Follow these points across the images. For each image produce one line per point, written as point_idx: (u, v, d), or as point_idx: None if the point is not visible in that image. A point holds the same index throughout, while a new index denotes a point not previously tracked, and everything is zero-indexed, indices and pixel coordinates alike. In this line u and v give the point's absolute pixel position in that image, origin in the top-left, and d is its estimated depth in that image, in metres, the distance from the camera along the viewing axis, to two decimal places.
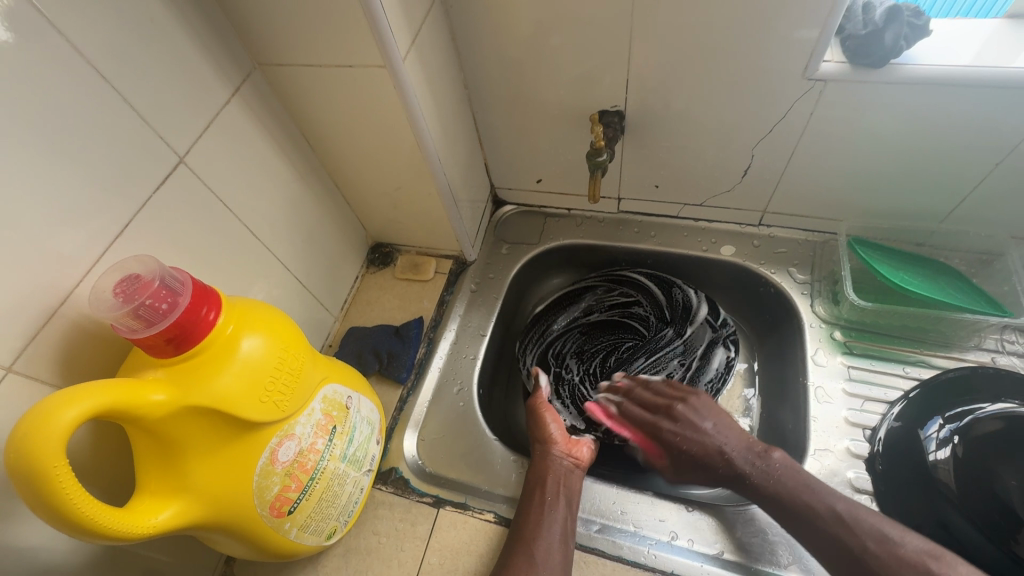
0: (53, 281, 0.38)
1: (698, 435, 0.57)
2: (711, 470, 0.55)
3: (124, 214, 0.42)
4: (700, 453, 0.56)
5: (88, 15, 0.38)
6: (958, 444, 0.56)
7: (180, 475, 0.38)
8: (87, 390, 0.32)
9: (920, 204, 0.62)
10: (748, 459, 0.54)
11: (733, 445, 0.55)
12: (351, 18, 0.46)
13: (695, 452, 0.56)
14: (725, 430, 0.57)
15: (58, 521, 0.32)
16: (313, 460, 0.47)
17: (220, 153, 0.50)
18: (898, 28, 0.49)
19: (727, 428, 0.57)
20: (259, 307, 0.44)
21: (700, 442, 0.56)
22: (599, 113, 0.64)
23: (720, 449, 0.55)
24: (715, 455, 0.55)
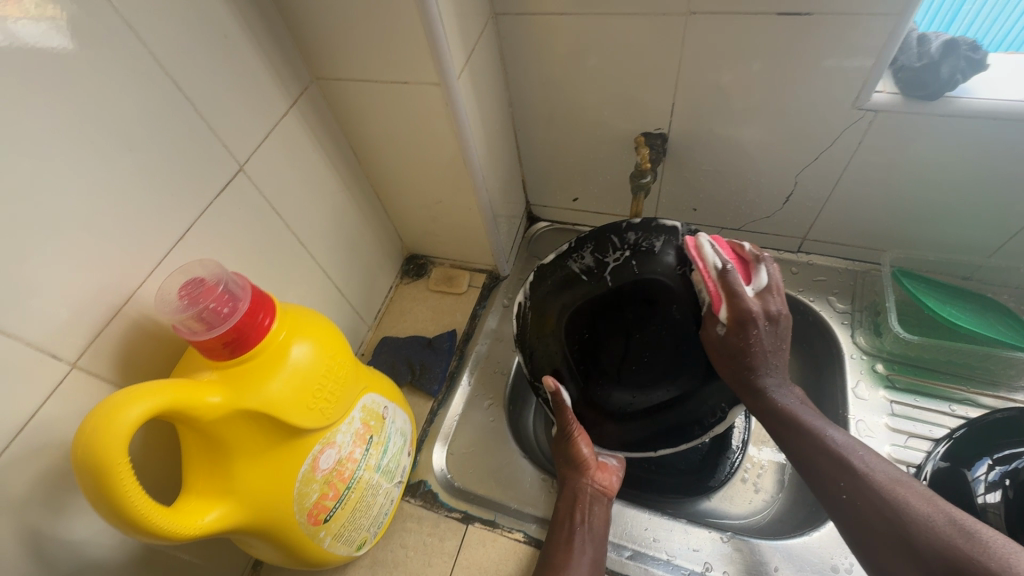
0: (120, 281, 0.39)
1: (764, 344, 0.48)
2: (749, 370, 0.49)
3: (186, 220, 0.44)
4: (755, 354, 0.48)
5: (165, 27, 0.39)
6: (1009, 487, 0.51)
7: (227, 478, 0.39)
8: (149, 389, 0.33)
9: (968, 238, 0.61)
10: (772, 368, 0.49)
11: (773, 360, 0.49)
12: (412, 37, 0.47)
13: (752, 353, 0.48)
14: (778, 347, 0.49)
15: (115, 519, 0.32)
16: (350, 469, 0.47)
17: (275, 162, 0.52)
18: (955, 61, 0.49)
19: (777, 346, 0.49)
20: (309, 314, 0.45)
21: (760, 348, 0.48)
22: (643, 135, 0.64)
23: (768, 361, 0.49)
24: (763, 376, 0.49)
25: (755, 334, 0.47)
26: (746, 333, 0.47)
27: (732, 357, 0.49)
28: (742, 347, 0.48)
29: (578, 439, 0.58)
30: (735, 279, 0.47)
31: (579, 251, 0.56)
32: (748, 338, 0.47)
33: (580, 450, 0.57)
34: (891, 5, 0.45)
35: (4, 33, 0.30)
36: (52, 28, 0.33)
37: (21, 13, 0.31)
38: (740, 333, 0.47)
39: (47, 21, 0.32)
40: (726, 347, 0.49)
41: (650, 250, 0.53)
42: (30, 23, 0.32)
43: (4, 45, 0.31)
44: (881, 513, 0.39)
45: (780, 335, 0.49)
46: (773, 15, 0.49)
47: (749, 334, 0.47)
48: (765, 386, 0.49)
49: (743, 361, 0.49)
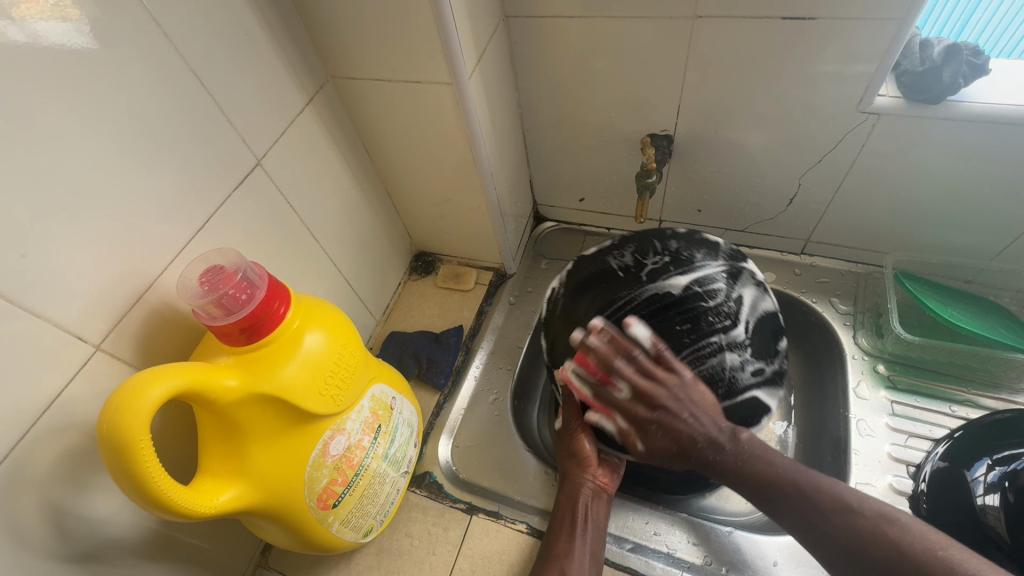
0: (143, 268, 0.41)
1: (678, 421, 0.47)
2: (687, 457, 0.48)
3: (206, 211, 0.45)
4: (677, 442, 0.48)
5: (191, 26, 0.41)
6: (1008, 490, 0.51)
7: (241, 460, 0.40)
8: (170, 371, 0.34)
9: (971, 241, 0.62)
10: (716, 443, 0.47)
11: (709, 430, 0.47)
12: (425, 37, 0.48)
13: (672, 446, 0.48)
14: (709, 410, 0.48)
15: (136, 494, 0.34)
16: (359, 456, 0.48)
17: (290, 158, 0.53)
18: (957, 66, 0.50)
19: (710, 409, 0.48)
20: (322, 304, 0.46)
21: (675, 435, 0.47)
22: (649, 136, 0.65)
23: (694, 435, 0.47)
24: (710, 451, 0.47)
25: (654, 426, 0.48)
26: (647, 431, 0.48)
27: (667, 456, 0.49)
28: (662, 444, 0.48)
29: (581, 434, 0.57)
30: (608, 388, 0.50)
31: (619, 249, 0.58)
32: (655, 438, 0.48)
33: (583, 446, 0.57)
34: (893, 12, 0.46)
35: (27, 33, 0.32)
36: (76, 27, 0.34)
37: (43, 13, 0.32)
38: (645, 437, 0.49)
39: (70, 19, 0.34)
40: (652, 452, 0.49)
41: (689, 258, 0.55)
42: (51, 23, 0.33)
43: (27, 44, 0.32)
44: (817, 513, 0.44)
45: (699, 398, 0.48)
46: (777, 20, 0.50)
47: (651, 430, 0.48)
48: (716, 462, 0.47)
49: (678, 454, 0.48)
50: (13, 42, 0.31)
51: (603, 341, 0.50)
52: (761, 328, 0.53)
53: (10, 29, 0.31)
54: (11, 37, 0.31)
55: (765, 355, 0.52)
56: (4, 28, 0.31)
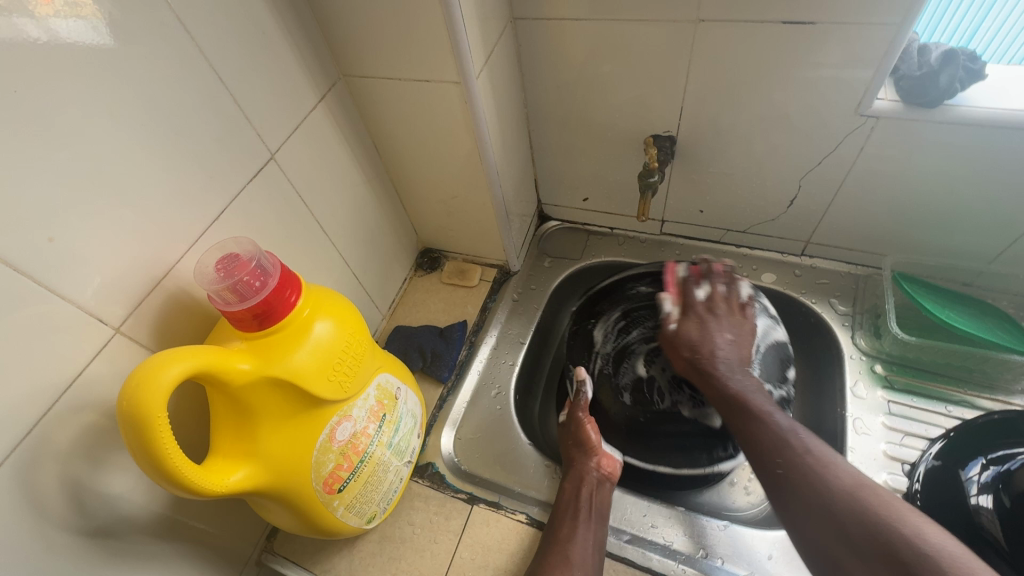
0: (160, 255, 0.42)
1: (717, 332, 0.57)
2: (700, 359, 0.56)
3: (220, 203, 0.47)
4: (706, 350, 0.56)
5: (210, 25, 0.42)
6: (1002, 492, 0.51)
7: (252, 442, 0.41)
8: (187, 352, 0.36)
9: (969, 244, 0.63)
10: (733, 367, 0.54)
11: (727, 352, 0.56)
12: (435, 37, 0.50)
13: (697, 337, 0.57)
14: (725, 338, 0.57)
15: (153, 469, 0.35)
16: (364, 443, 0.50)
17: (303, 153, 0.55)
18: (953, 70, 0.51)
19: (731, 338, 0.57)
20: (331, 294, 0.47)
21: (707, 334, 0.57)
22: (652, 137, 0.66)
23: (722, 351, 0.55)
24: (719, 363, 0.54)
25: (699, 318, 0.59)
26: (693, 319, 0.59)
27: (676, 349, 0.58)
28: (691, 340, 0.57)
29: (586, 423, 0.62)
30: (691, 286, 0.62)
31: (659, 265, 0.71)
32: (694, 330, 0.58)
33: (589, 433, 0.61)
34: (891, 15, 0.47)
35: (47, 32, 0.33)
36: (90, 23, 0.35)
37: (63, 11, 0.33)
38: (683, 322, 0.59)
39: (85, 17, 0.35)
40: (674, 338, 0.59)
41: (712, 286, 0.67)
42: (68, 20, 0.34)
43: (48, 42, 0.33)
44: (822, 496, 0.41)
45: (744, 333, 0.58)
46: (778, 24, 0.51)
47: (692, 324, 0.58)
48: (719, 370, 0.54)
49: (695, 354, 0.56)
50: (33, 40, 0.32)
51: (722, 267, 0.64)
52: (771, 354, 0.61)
53: (31, 27, 0.32)
54: (31, 35, 0.32)
55: (772, 379, 0.60)
56: (25, 26, 0.32)
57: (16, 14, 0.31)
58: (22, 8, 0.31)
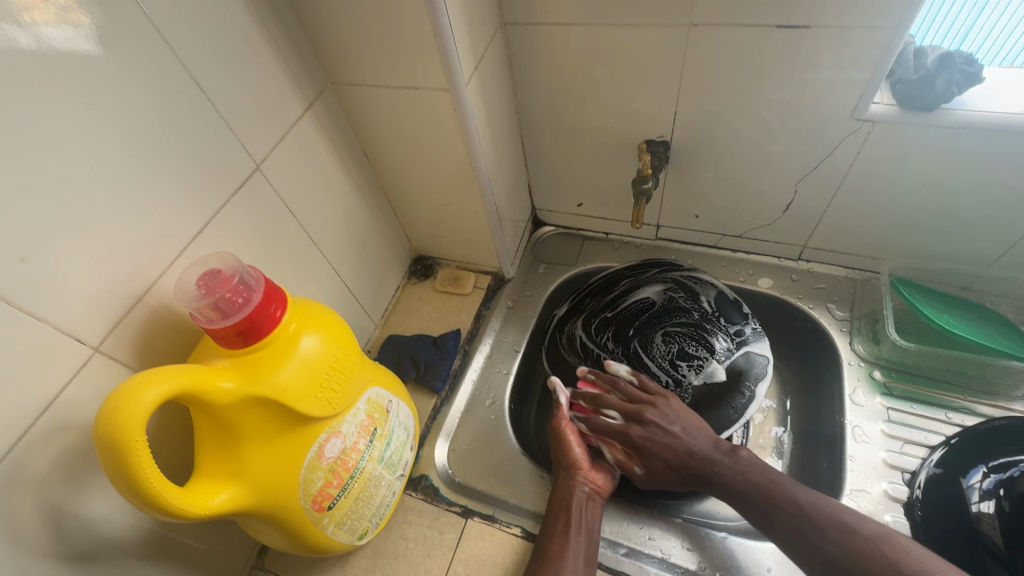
0: (141, 271, 0.41)
1: (667, 435, 0.56)
2: (686, 467, 0.54)
3: (204, 216, 0.46)
4: (690, 460, 0.54)
5: (191, 34, 0.42)
6: (1003, 498, 0.52)
7: (236, 462, 0.40)
8: (166, 372, 0.35)
9: (968, 248, 0.62)
10: (715, 456, 0.54)
11: (700, 444, 0.55)
12: (423, 45, 0.49)
13: (667, 458, 0.55)
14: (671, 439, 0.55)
15: (132, 494, 0.34)
16: (354, 459, 0.49)
17: (290, 163, 0.54)
18: (950, 74, 0.50)
19: (684, 423, 0.56)
20: (319, 308, 0.46)
21: (668, 445, 0.55)
22: (645, 142, 0.66)
23: (690, 444, 0.55)
24: (688, 459, 0.54)
25: (648, 443, 0.56)
26: (644, 451, 0.56)
27: (672, 477, 0.55)
28: (668, 465, 0.55)
29: (566, 430, 0.60)
30: (602, 403, 0.61)
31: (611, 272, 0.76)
32: (657, 452, 0.56)
33: (568, 440, 0.59)
34: (886, 19, 0.46)
35: (36, 39, 0.33)
36: (78, 32, 0.35)
37: (55, 18, 0.33)
38: (644, 459, 0.56)
39: (74, 23, 0.35)
40: (651, 475, 0.56)
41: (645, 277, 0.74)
42: (57, 28, 0.34)
43: (37, 49, 0.33)
44: (842, 545, 0.44)
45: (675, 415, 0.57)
46: (771, 28, 0.50)
47: (647, 452, 0.56)
48: (716, 473, 0.53)
49: (682, 468, 0.54)
50: (22, 47, 0.32)
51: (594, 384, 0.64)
52: (723, 307, 0.70)
53: (20, 35, 0.32)
54: (20, 43, 0.32)
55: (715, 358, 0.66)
56: (13, 33, 0.32)
57: (6, 23, 0.31)
58: (9, 15, 0.31)
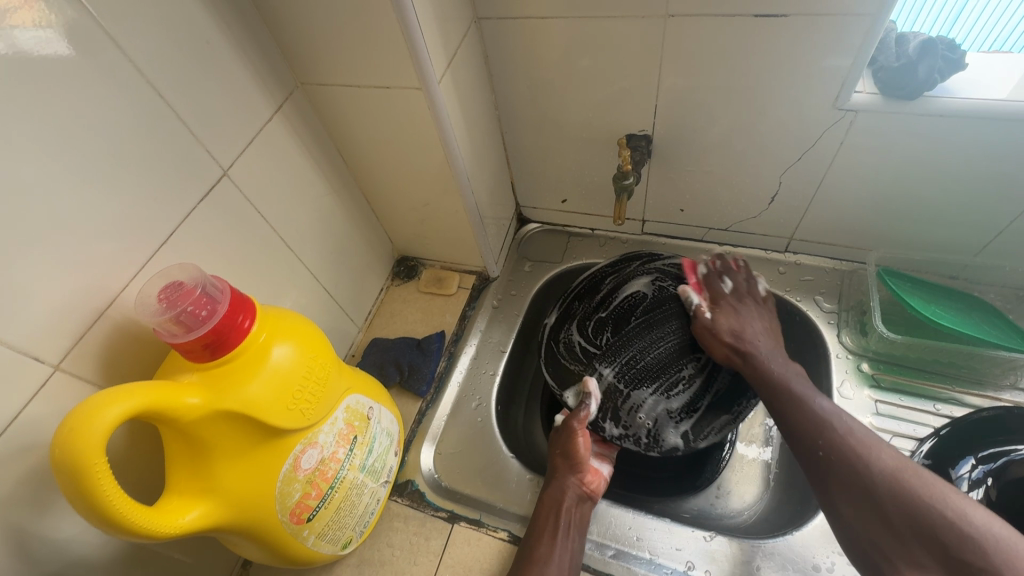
0: (102, 285, 0.40)
1: (748, 318, 0.61)
2: (739, 347, 0.58)
3: (169, 225, 0.45)
4: (747, 343, 0.58)
5: (146, 37, 0.40)
6: (991, 487, 0.54)
7: (208, 478, 0.39)
8: (127, 391, 0.34)
9: (954, 237, 0.61)
10: (772, 354, 0.58)
11: (765, 344, 0.59)
12: (392, 43, 0.48)
13: (736, 322, 0.60)
14: (756, 326, 0.61)
15: (95, 517, 0.33)
16: (334, 469, 0.48)
17: (260, 168, 0.53)
18: (933, 61, 0.49)
19: (761, 322, 0.61)
20: (290, 316, 0.45)
21: (744, 321, 0.60)
22: (627, 137, 0.64)
23: (759, 339, 0.59)
24: (747, 335, 0.59)
25: (731, 310, 0.62)
26: (726, 307, 0.62)
27: (733, 340, 0.59)
28: (731, 329, 0.60)
29: (577, 433, 0.60)
30: (715, 280, 0.66)
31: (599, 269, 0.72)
32: (732, 319, 0.61)
33: (577, 445, 0.59)
34: (868, 5, 0.45)
35: (10, 44, 0.33)
36: (54, 33, 0.35)
37: (31, 21, 0.33)
38: (718, 310, 0.62)
39: (50, 28, 0.34)
40: (712, 323, 0.61)
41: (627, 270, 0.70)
42: (32, 31, 0.33)
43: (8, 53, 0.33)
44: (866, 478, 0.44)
45: (770, 322, 0.62)
46: (751, 17, 0.49)
47: (727, 309, 0.62)
48: (761, 359, 0.57)
49: (736, 343, 0.59)
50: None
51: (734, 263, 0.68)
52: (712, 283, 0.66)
53: None
54: None
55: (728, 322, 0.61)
56: None
57: None
58: None
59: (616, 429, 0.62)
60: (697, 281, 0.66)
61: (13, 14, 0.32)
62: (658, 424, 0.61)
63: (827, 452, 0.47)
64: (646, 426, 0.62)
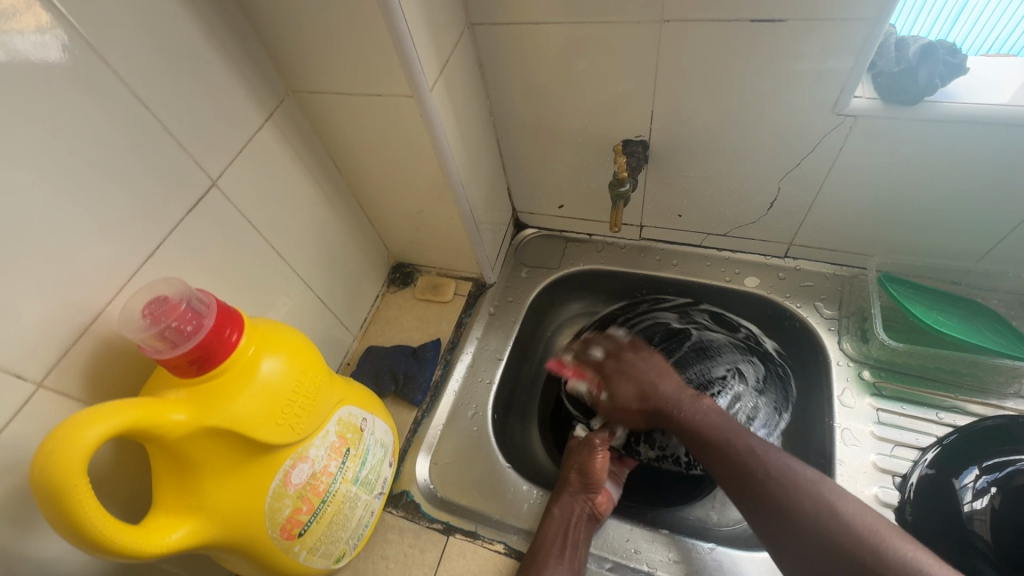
0: (87, 299, 0.39)
1: (640, 369, 0.60)
2: (649, 399, 0.57)
3: (155, 237, 0.44)
4: (658, 398, 0.57)
5: (131, 47, 0.39)
6: (996, 495, 0.52)
7: (195, 495, 0.39)
8: (109, 410, 0.33)
9: (956, 243, 0.60)
10: (680, 397, 0.56)
11: (669, 386, 0.57)
12: (382, 51, 0.47)
13: (632, 387, 0.59)
14: (634, 382, 0.59)
15: (77, 538, 0.32)
16: (325, 482, 0.47)
17: (250, 177, 0.52)
18: (933, 66, 0.48)
19: (658, 368, 0.59)
20: (280, 328, 0.44)
21: (637, 378, 0.59)
22: (623, 142, 0.64)
23: (665, 386, 0.57)
24: (649, 391, 0.58)
25: (617, 371, 0.61)
26: (613, 376, 0.61)
27: (642, 404, 0.58)
28: (625, 400, 0.59)
29: (598, 454, 0.59)
30: (594, 345, 0.66)
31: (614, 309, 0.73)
32: (618, 382, 0.60)
33: (596, 464, 0.57)
34: (865, 10, 0.44)
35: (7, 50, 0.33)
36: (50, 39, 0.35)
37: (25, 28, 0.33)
38: (608, 385, 0.61)
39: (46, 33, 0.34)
40: (613, 400, 0.60)
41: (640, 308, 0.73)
42: (29, 37, 0.33)
43: (5, 62, 0.33)
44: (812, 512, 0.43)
45: (659, 364, 0.60)
46: (746, 22, 0.48)
47: (615, 378, 0.61)
48: (676, 408, 0.55)
49: (647, 399, 0.57)
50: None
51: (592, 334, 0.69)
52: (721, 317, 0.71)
53: None
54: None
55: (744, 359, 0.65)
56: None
57: None
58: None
59: (652, 451, 0.62)
60: (573, 368, 0.65)
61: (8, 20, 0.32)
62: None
63: (768, 473, 0.47)
64: (683, 446, 0.62)
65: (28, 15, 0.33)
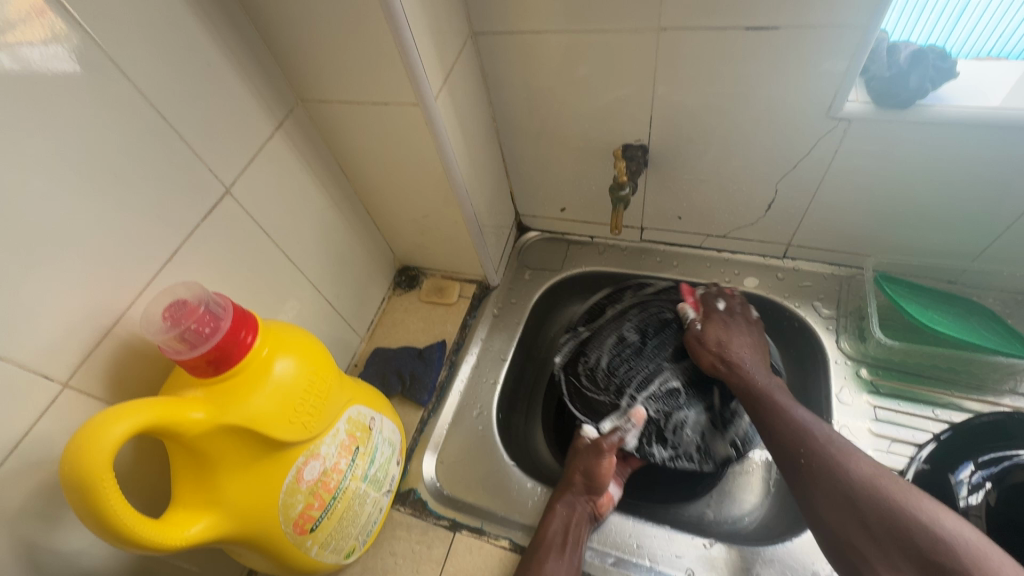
0: (108, 303, 0.41)
1: (736, 333, 0.65)
2: (723, 357, 0.63)
3: (172, 244, 0.46)
4: (733, 356, 0.62)
5: (148, 61, 0.41)
6: (991, 491, 0.54)
7: (212, 490, 0.40)
8: (133, 408, 0.35)
9: (952, 243, 0.61)
10: (755, 368, 0.61)
11: (750, 359, 0.62)
12: (390, 62, 0.49)
13: (722, 337, 0.64)
14: (749, 348, 0.63)
15: (102, 530, 0.34)
16: (336, 479, 0.48)
17: (261, 184, 0.54)
18: (924, 70, 0.50)
19: (753, 344, 0.64)
20: (292, 330, 0.46)
21: (731, 333, 0.64)
22: (623, 147, 0.65)
23: (747, 355, 0.62)
24: (731, 351, 0.63)
25: (715, 324, 0.66)
26: (715, 318, 0.66)
27: (716, 352, 0.64)
28: (711, 342, 0.64)
29: (604, 457, 0.60)
30: (713, 298, 0.69)
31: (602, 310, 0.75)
32: (715, 334, 0.65)
33: (603, 468, 0.59)
34: (857, 18, 0.46)
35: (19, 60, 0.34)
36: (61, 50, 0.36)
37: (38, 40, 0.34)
38: (706, 320, 0.66)
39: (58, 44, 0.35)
40: (699, 336, 0.66)
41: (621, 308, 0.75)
42: (41, 47, 0.35)
43: (17, 71, 0.34)
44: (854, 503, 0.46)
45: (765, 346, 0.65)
46: (743, 30, 0.50)
47: (715, 322, 0.66)
48: (745, 372, 0.61)
49: (721, 355, 0.63)
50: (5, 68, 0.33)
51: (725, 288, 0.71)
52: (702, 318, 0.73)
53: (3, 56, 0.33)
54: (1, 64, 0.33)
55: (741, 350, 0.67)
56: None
57: None
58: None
59: (665, 451, 0.63)
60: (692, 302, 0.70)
61: (22, 31, 0.34)
62: (706, 438, 0.63)
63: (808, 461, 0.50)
64: (694, 443, 0.63)
65: (40, 24, 0.34)
